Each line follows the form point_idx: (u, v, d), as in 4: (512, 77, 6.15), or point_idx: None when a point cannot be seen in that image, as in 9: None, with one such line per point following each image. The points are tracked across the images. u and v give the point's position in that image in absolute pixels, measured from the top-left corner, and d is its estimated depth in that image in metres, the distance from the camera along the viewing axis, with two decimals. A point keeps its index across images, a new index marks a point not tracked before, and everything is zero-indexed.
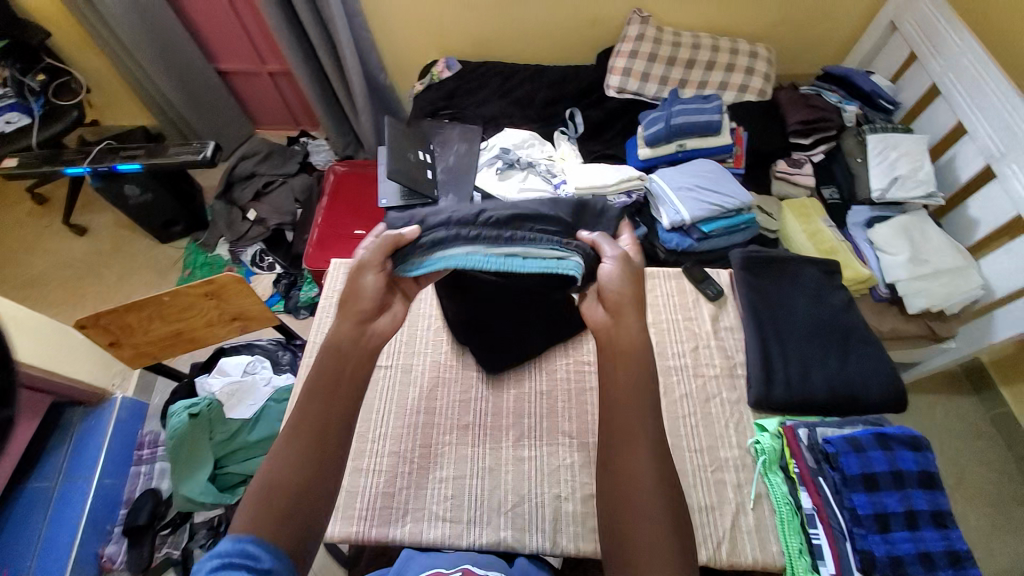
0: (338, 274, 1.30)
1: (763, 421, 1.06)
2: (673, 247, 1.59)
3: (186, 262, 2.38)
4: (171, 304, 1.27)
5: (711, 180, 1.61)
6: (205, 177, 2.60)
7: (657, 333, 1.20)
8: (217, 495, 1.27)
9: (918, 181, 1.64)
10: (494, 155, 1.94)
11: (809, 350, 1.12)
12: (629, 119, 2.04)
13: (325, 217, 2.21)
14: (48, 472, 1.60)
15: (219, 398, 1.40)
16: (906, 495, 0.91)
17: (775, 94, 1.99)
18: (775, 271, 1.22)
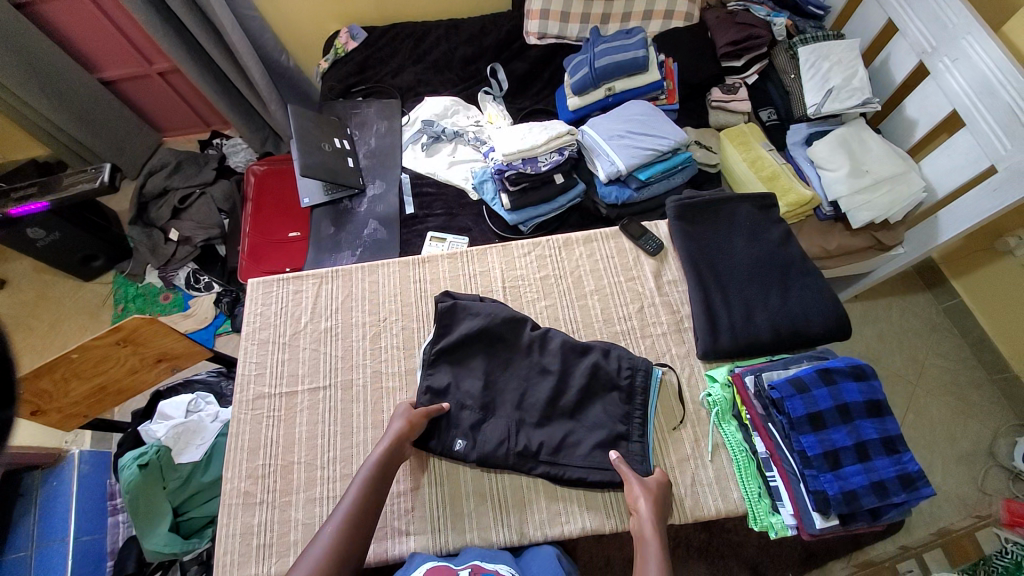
0: (257, 294, 1.20)
1: (713, 372, 1.05)
2: (614, 201, 1.51)
3: (117, 298, 2.21)
4: (83, 359, 1.16)
5: (643, 124, 1.53)
6: (117, 202, 2.38)
7: (601, 300, 1.15)
8: (185, 542, 1.23)
9: (853, 89, 1.59)
10: (418, 130, 1.81)
11: (752, 293, 1.09)
12: (555, 67, 1.91)
13: (252, 225, 2.05)
14: (21, 541, 1.52)
15: (167, 443, 1.31)
16: (854, 427, 0.93)
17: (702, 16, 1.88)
18: (712, 215, 1.17)
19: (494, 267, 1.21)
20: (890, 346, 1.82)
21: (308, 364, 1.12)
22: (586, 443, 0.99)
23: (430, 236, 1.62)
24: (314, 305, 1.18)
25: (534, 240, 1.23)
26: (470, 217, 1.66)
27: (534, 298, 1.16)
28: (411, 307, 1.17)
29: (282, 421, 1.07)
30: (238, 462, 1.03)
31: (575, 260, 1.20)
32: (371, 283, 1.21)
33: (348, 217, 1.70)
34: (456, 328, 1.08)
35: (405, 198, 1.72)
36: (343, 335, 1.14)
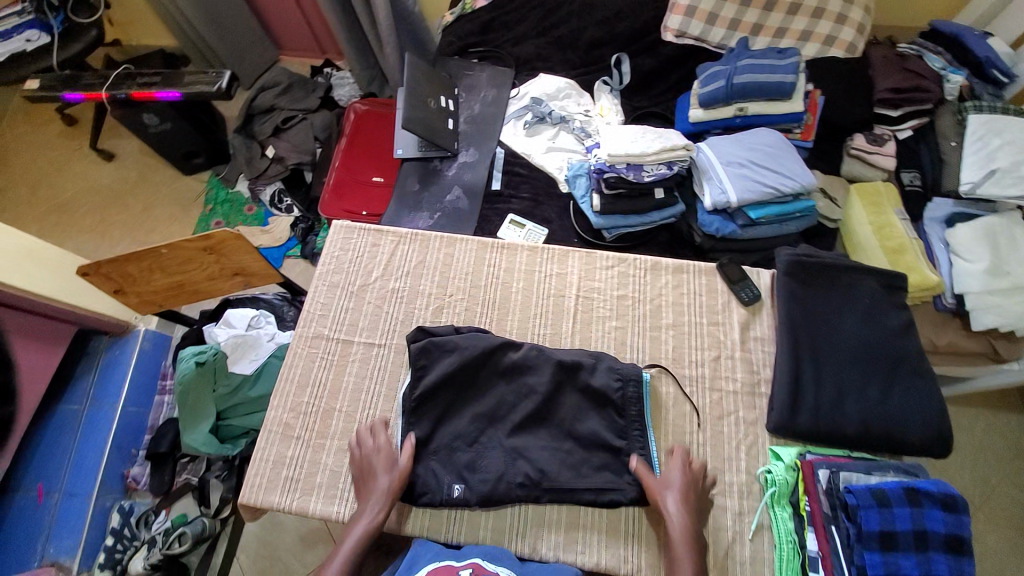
0: (337, 238, 1.21)
1: (780, 450, 0.96)
2: (713, 232, 1.39)
3: (207, 198, 2.35)
4: (170, 257, 1.24)
5: (770, 157, 1.39)
6: (228, 108, 2.51)
7: (675, 336, 1.07)
8: (218, 446, 1.32)
9: (1020, 177, 1.37)
10: (525, 106, 1.74)
11: (850, 378, 0.97)
12: (685, 71, 1.76)
13: (341, 160, 2.10)
14: (77, 396, 1.73)
15: (225, 349, 1.40)
16: (926, 559, 0.80)
17: (866, 49, 1.67)
18: (829, 281, 1.04)
19: (572, 272, 1.15)
20: (962, 461, 1.60)
21: (369, 319, 1.13)
22: (617, 481, 0.95)
23: (509, 219, 1.57)
24: (388, 262, 1.18)
25: (621, 255, 1.15)
26: (554, 208, 1.60)
27: (605, 315, 1.10)
28: (479, 290, 1.14)
29: (333, 366, 1.08)
30: (285, 394, 1.06)
31: (659, 287, 1.12)
32: (447, 256, 1.19)
33: (434, 177, 1.68)
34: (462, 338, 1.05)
35: (494, 173, 1.67)
36: (407, 300, 1.14)
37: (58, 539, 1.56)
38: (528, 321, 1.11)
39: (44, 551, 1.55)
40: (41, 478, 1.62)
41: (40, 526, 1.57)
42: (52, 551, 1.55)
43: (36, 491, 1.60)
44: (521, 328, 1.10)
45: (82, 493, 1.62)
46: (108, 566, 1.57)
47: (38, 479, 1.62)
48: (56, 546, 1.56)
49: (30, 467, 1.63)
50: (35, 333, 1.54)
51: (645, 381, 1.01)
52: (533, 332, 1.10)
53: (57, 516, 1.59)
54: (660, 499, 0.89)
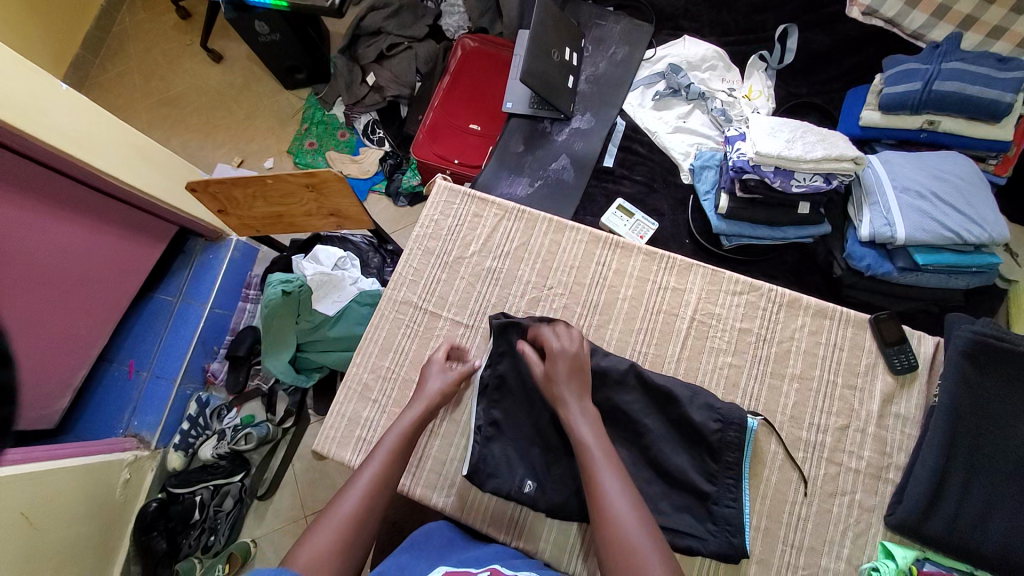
0: (440, 199, 1.13)
1: (893, 547, 0.83)
2: (862, 268, 1.17)
3: (304, 116, 2.33)
4: (274, 186, 1.20)
5: (960, 191, 1.12)
6: (334, 24, 2.41)
7: (798, 391, 0.93)
8: (294, 377, 1.34)
9: None
10: (659, 74, 1.52)
11: (1011, 493, 0.80)
12: (866, 59, 1.43)
13: (442, 101, 1.97)
14: (172, 289, 1.85)
15: (311, 285, 1.38)
16: None
17: None
18: (1018, 374, 0.84)
19: (691, 289, 1.01)
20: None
21: (460, 295, 1.06)
22: (698, 528, 0.85)
23: (618, 204, 1.41)
24: (489, 238, 1.09)
25: (752, 282, 0.99)
26: (667, 200, 1.43)
27: (718, 348, 0.97)
28: (582, 289, 1.03)
29: (418, 337, 1.04)
30: (367, 354, 1.04)
31: (791, 329, 0.96)
32: (553, 243, 1.07)
33: (542, 141, 1.53)
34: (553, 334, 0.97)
35: (609, 147, 1.50)
36: (503, 284, 1.06)
37: (142, 414, 1.72)
38: (630, 335, 0.99)
39: (129, 422, 1.72)
40: (132, 356, 1.78)
41: (126, 401, 1.73)
42: (136, 424, 1.71)
43: (128, 367, 1.76)
44: (621, 341, 0.99)
45: (167, 377, 1.76)
46: (181, 448, 1.73)
47: (130, 356, 1.77)
48: (139, 420, 1.72)
49: (127, 345, 1.79)
50: (138, 225, 1.61)
51: (749, 430, 0.87)
52: (633, 348, 0.98)
53: (143, 394, 1.74)
54: (555, 391, 0.85)
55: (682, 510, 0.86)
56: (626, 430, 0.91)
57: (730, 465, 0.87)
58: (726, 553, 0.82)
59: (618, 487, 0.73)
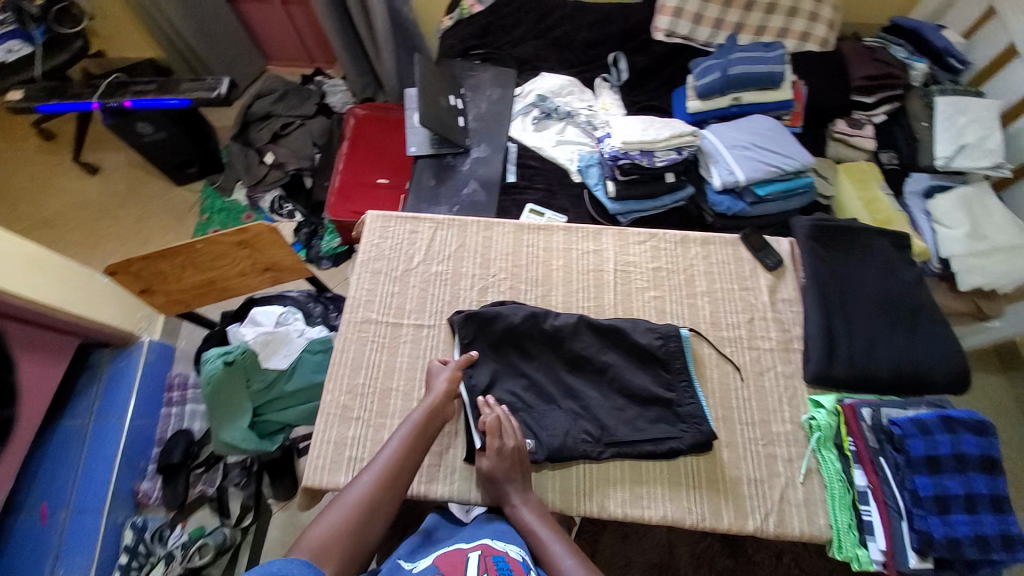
0: (375, 226, 1.23)
1: (819, 398, 1.03)
2: (724, 211, 1.50)
3: (203, 207, 2.29)
4: (204, 251, 1.21)
5: (770, 139, 1.51)
6: (218, 117, 2.46)
7: (710, 302, 1.15)
8: (257, 442, 1.27)
9: (986, 150, 1.54)
10: (531, 104, 1.82)
11: (876, 328, 1.06)
12: (679, 68, 1.87)
13: (346, 163, 2.11)
14: (81, 410, 1.60)
15: (255, 347, 1.37)
16: (968, 478, 0.86)
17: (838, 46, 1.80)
18: (846, 242, 1.14)
19: (607, 248, 1.21)
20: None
21: (416, 302, 1.14)
22: (673, 430, 0.99)
23: (529, 208, 1.63)
24: (429, 247, 1.21)
25: (650, 231, 1.22)
26: (568, 198, 1.67)
27: (643, 286, 1.16)
28: (522, 269, 1.18)
29: (387, 348, 1.09)
30: (340, 377, 1.06)
31: (689, 258, 1.20)
32: (486, 239, 1.22)
33: (450, 173, 1.72)
34: (510, 312, 1.08)
35: (508, 166, 1.73)
36: (453, 282, 1.17)
37: (68, 560, 1.44)
38: (572, 296, 1.15)
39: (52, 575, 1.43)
40: (44, 498, 1.50)
41: (46, 550, 1.44)
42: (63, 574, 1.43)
43: (41, 510, 1.47)
44: (566, 302, 1.14)
45: (92, 508, 1.51)
46: None
47: (42, 498, 1.49)
48: (66, 567, 1.44)
49: (34, 486, 1.50)
50: (38, 344, 1.41)
51: (685, 338, 1.06)
52: (578, 305, 1.14)
53: (66, 536, 1.46)
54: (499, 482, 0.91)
55: (655, 419, 1.00)
56: (592, 370, 1.05)
57: (680, 371, 1.04)
58: (699, 440, 0.97)
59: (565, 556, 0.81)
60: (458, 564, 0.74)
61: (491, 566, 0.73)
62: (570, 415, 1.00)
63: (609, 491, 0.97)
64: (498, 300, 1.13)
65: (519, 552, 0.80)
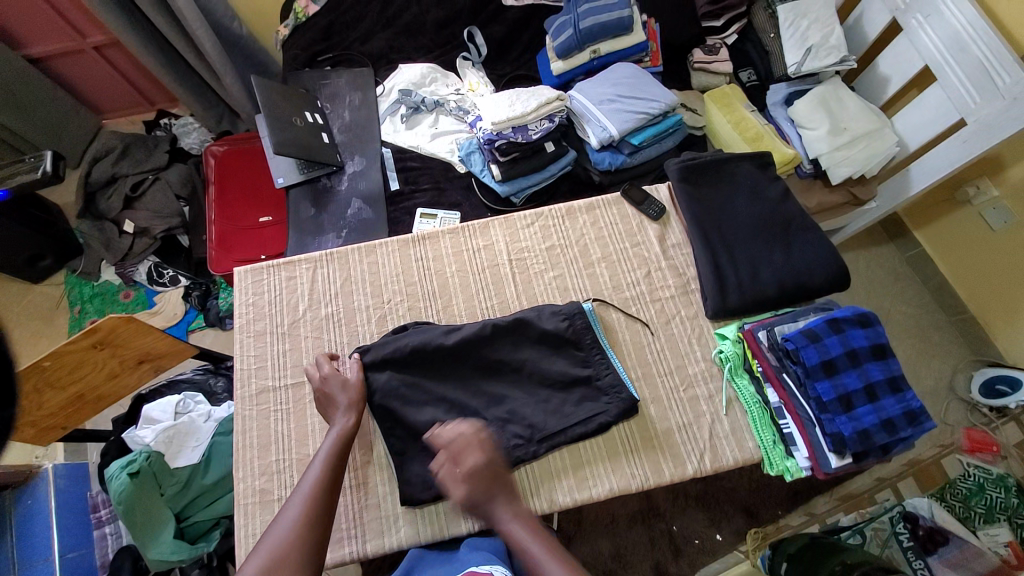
0: (246, 283, 1.12)
1: (722, 330, 1.06)
2: (607, 167, 1.50)
3: (71, 299, 2.02)
4: (56, 367, 1.05)
5: (633, 87, 1.50)
6: (58, 194, 2.14)
7: (609, 267, 1.15)
8: (190, 548, 1.16)
9: (831, 47, 1.57)
10: (395, 101, 1.71)
11: (757, 251, 1.10)
12: (535, 31, 1.82)
13: (218, 210, 1.90)
14: None
15: (158, 448, 1.24)
16: (863, 370, 0.94)
17: None
18: (715, 176, 1.17)
19: (498, 240, 1.17)
20: (856, 296, 1.78)
21: (313, 353, 1.06)
22: (598, 407, 0.99)
23: (420, 213, 1.55)
24: (312, 290, 1.12)
25: (536, 211, 1.20)
26: (459, 190, 1.60)
27: (541, 269, 1.14)
28: (415, 286, 1.12)
29: (292, 412, 1.02)
30: (249, 460, 0.98)
31: (580, 229, 1.19)
32: (371, 264, 1.15)
33: (328, 196, 1.60)
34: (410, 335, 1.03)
35: (388, 174, 1.63)
36: (346, 320, 1.09)
37: None
38: (473, 300, 1.11)
39: None
40: None
41: None
42: None
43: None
44: (469, 308, 1.11)
45: None
46: None
47: None
48: None
49: None
50: None
51: (589, 311, 1.06)
52: (481, 308, 1.11)
53: None
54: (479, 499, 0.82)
55: (580, 401, 1.00)
56: (509, 370, 1.02)
57: (594, 346, 1.04)
58: (624, 409, 0.98)
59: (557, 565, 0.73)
60: None
61: None
62: (496, 423, 0.98)
63: (552, 485, 0.97)
64: (399, 325, 1.07)
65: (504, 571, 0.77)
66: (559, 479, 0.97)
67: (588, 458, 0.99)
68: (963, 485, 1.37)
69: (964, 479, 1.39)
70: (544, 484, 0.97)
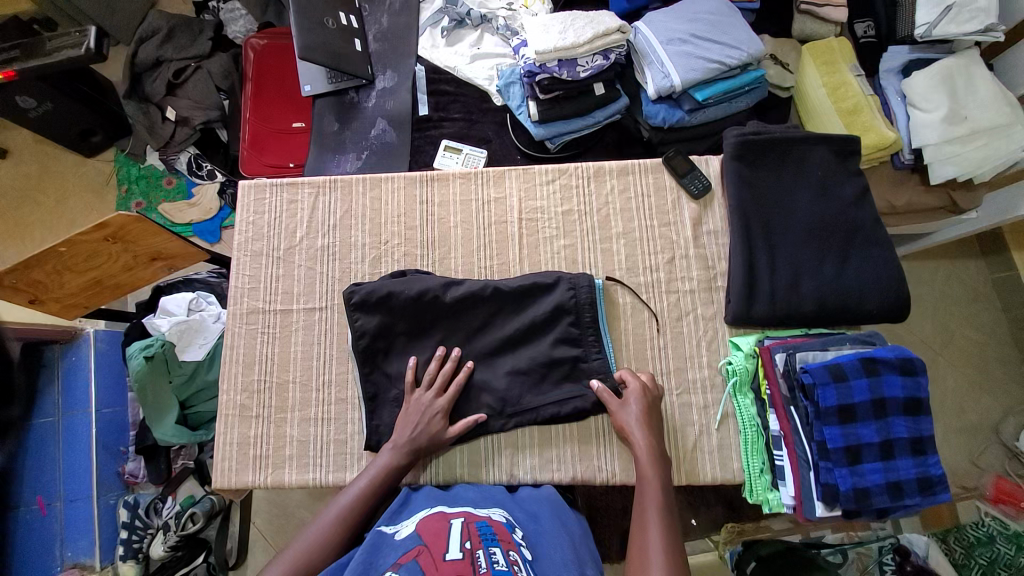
0: (249, 200, 1.09)
1: (738, 340, 0.95)
2: (660, 123, 1.29)
3: (119, 178, 2.11)
4: (72, 253, 1.14)
5: (713, 26, 1.24)
6: (109, 70, 2.17)
7: (627, 245, 1.02)
8: (190, 435, 1.30)
9: (977, 9, 1.21)
10: (439, 10, 1.51)
11: (805, 258, 0.94)
12: None
13: (252, 109, 1.83)
14: (48, 407, 1.48)
15: (171, 337, 1.30)
16: (885, 423, 0.81)
17: None
18: (777, 158, 0.97)
19: (511, 195, 1.06)
20: (919, 311, 1.54)
21: (304, 283, 1.04)
22: (579, 397, 0.93)
23: (444, 145, 1.44)
24: (312, 218, 1.08)
25: (559, 167, 1.06)
26: (491, 125, 1.46)
27: (552, 235, 1.03)
28: (415, 231, 1.06)
29: (278, 338, 1.02)
30: (233, 376, 1.01)
31: (605, 195, 1.05)
32: (374, 200, 1.08)
33: (354, 112, 1.50)
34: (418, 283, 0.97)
35: (418, 96, 1.50)
36: (341, 255, 1.05)
37: (72, 541, 1.41)
38: (472, 256, 1.04)
39: (62, 555, 1.40)
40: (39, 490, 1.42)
41: (50, 538, 1.40)
42: (70, 552, 1.41)
43: (37, 503, 1.40)
44: (466, 265, 1.03)
45: (82, 495, 1.44)
46: (130, 557, 1.42)
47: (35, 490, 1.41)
48: (73, 548, 1.41)
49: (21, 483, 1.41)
50: None
51: (598, 289, 0.97)
52: (479, 266, 1.03)
53: (65, 523, 1.41)
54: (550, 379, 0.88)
55: (562, 387, 0.94)
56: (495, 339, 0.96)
57: (591, 331, 0.95)
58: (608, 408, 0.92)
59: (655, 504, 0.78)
60: (441, 532, 0.71)
61: (475, 533, 0.70)
62: (472, 392, 0.94)
63: (515, 459, 0.95)
64: (395, 271, 1.03)
65: (502, 516, 0.78)
66: (524, 454, 0.95)
67: (558, 442, 0.95)
68: (972, 531, 1.31)
69: (974, 525, 1.31)
70: (508, 456, 0.95)
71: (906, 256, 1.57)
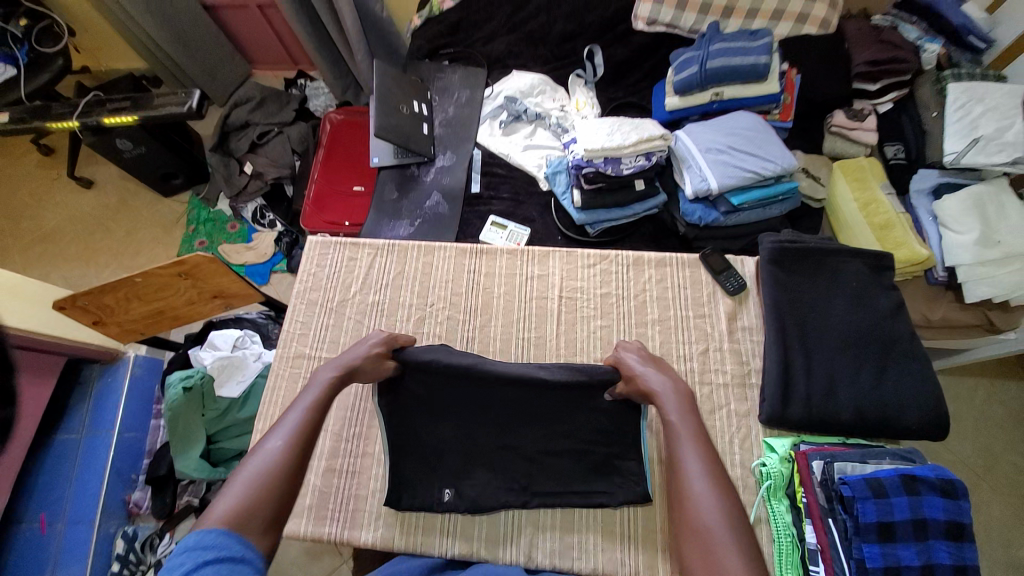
0: (314, 254, 1.20)
1: (772, 441, 0.94)
2: (696, 221, 1.39)
3: (189, 219, 2.32)
4: (145, 284, 1.24)
5: (749, 141, 1.36)
6: (202, 126, 2.47)
7: (661, 331, 1.06)
8: (211, 470, 1.32)
9: (1005, 143, 1.31)
10: (500, 106, 1.70)
11: (840, 363, 0.95)
12: (659, 60, 1.72)
13: (321, 172, 2.04)
14: (75, 423, 1.51)
15: (211, 372, 1.37)
16: (927, 547, 0.76)
17: (842, 25, 1.61)
18: (810, 264, 1.02)
19: (554, 273, 1.13)
20: (959, 431, 1.48)
21: (351, 335, 1.11)
22: (606, 482, 0.92)
23: (491, 221, 1.54)
24: (367, 275, 1.16)
25: (601, 253, 1.14)
26: (536, 207, 1.59)
27: (589, 314, 1.08)
28: (461, 298, 1.12)
29: None
30: (269, 418, 1.04)
31: (642, 282, 1.11)
32: (426, 265, 1.17)
33: (413, 184, 1.66)
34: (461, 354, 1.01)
35: (472, 175, 1.65)
36: (389, 312, 1.12)
37: (65, 569, 1.36)
38: (512, 327, 1.08)
39: None
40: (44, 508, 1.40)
41: (42, 562, 1.35)
42: None
43: (39, 522, 1.38)
44: (505, 335, 1.08)
45: (86, 518, 1.42)
46: None
47: (41, 508, 1.40)
48: None
49: (31, 498, 1.41)
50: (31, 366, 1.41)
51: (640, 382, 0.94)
52: (517, 337, 1.08)
53: (63, 545, 1.37)
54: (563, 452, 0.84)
55: (590, 469, 0.93)
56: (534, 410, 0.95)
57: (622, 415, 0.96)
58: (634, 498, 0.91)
59: (696, 455, 0.73)
60: None
61: None
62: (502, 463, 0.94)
63: (534, 540, 0.93)
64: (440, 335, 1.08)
65: None
66: (543, 536, 0.93)
67: (581, 528, 0.93)
68: None
69: None
70: (528, 536, 0.93)
71: (944, 373, 1.54)
